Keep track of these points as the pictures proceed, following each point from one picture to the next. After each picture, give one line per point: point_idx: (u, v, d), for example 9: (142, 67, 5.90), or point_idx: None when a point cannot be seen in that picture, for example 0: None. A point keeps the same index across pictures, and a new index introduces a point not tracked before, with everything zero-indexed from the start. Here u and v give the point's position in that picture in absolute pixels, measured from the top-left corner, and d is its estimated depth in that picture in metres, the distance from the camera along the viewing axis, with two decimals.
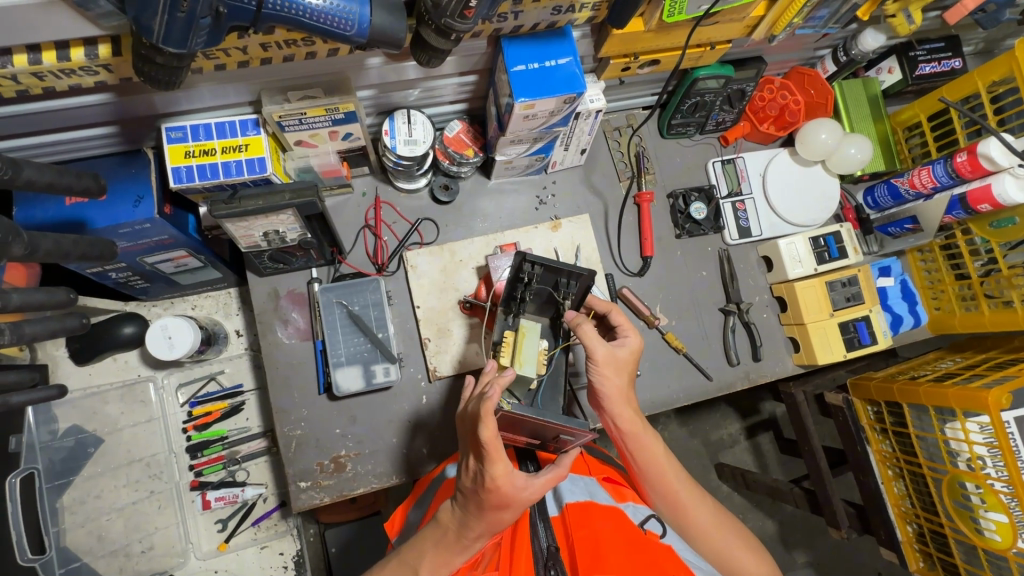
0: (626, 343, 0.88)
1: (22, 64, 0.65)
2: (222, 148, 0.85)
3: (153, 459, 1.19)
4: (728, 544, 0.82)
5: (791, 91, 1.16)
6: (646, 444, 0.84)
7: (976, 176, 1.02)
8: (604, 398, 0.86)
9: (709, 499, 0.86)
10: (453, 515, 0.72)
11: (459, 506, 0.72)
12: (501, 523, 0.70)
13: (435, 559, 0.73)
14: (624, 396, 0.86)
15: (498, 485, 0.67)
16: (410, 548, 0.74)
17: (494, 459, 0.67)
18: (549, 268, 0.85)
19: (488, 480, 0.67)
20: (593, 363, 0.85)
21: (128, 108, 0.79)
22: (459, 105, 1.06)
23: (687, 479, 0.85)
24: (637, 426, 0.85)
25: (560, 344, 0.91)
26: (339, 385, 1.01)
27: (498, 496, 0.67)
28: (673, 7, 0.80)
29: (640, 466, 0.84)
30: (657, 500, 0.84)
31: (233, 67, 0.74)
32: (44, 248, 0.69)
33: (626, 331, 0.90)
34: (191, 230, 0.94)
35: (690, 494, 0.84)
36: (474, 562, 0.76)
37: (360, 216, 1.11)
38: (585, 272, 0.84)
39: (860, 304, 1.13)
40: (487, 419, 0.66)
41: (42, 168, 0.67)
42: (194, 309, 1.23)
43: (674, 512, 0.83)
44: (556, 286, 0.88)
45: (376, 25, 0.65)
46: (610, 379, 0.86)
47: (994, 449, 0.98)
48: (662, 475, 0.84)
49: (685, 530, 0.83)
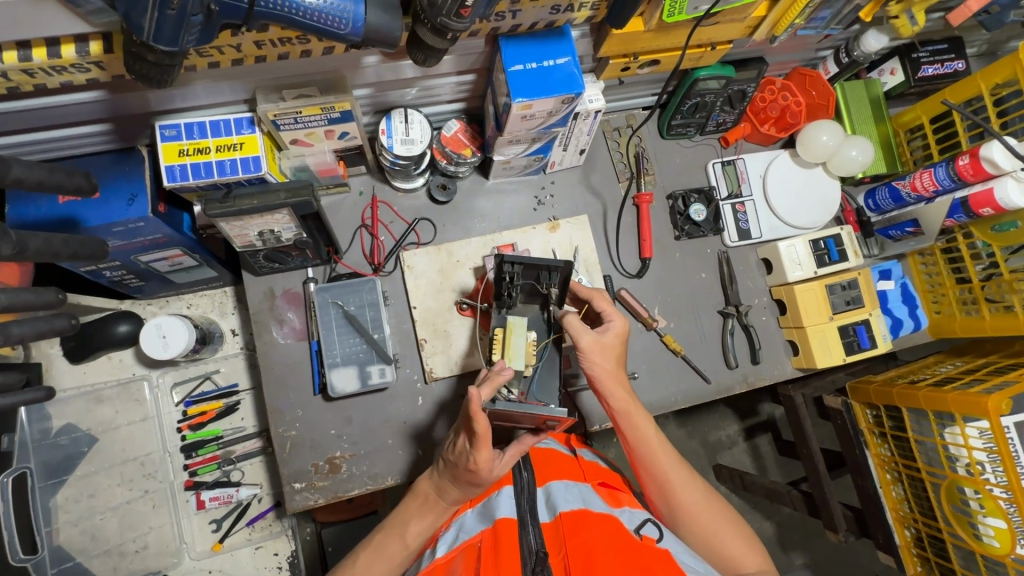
0: (610, 328, 0.91)
1: (12, 61, 0.64)
2: (217, 147, 0.84)
3: (148, 458, 1.19)
4: (717, 529, 0.81)
5: (793, 91, 1.15)
6: (638, 424, 0.88)
7: (978, 180, 1.01)
8: (598, 382, 0.90)
9: (701, 482, 0.86)
10: (432, 483, 0.85)
11: (442, 474, 0.84)
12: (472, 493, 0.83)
13: (420, 524, 0.82)
14: (613, 379, 0.89)
15: (478, 467, 0.78)
16: (399, 517, 0.84)
17: (480, 446, 0.77)
18: (529, 265, 0.85)
19: (471, 461, 0.78)
20: (580, 352, 0.89)
21: (120, 105, 0.78)
22: (457, 105, 1.05)
23: (678, 461, 0.86)
24: (631, 407, 0.89)
25: (550, 336, 0.89)
26: (334, 386, 1.00)
27: (478, 474, 0.79)
28: (673, 8, 0.79)
29: (632, 444, 0.87)
30: (649, 480, 0.85)
31: (227, 64, 0.74)
32: (33, 248, 0.68)
33: (610, 316, 0.92)
34: (185, 229, 0.93)
35: (680, 476, 0.84)
36: (447, 562, 0.71)
37: (356, 215, 1.10)
38: (561, 263, 0.84)
39: (860, 308, 1.12)
40: (478, 414, 0.76)
41: (32, 166, 0.66)
42: (189, 308, 1.22)
43: (663, 493, 0.84)
44: (538, 280, 0.87)
45: (371, 23, 0.64)
46: (598, 362, 0.89)
47: (993, 455, 0.97)
48: (652, 455, 0.86)
49: (673, 510, 0.83)
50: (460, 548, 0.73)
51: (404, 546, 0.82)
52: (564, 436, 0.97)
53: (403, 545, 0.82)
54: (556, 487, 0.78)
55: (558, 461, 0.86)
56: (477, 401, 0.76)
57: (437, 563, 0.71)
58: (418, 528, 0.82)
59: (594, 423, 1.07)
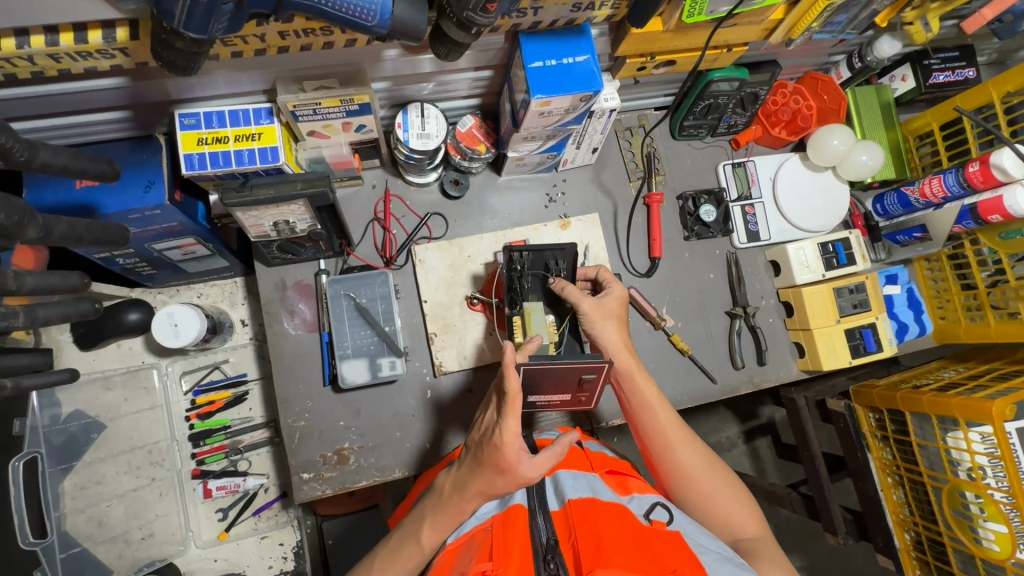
0: (611, 292, 0.94)
1: (39, 45, 0.64)
2: (235, 136, 0.84)
3: (155, 446, 1.19)
4: (716, 492, 0.81)
5: (804, 96, 1.17)
6: (639, 385, 0.88)
7: (988, 187, 1.01)
8: (601, 345, 0.91)
9: (701, 445, 0.86)
10: (450, 478, 0.79)
11: (462, 467, 0.78)
12: (495, 488, 0.75)
13: (431, 530, 0.78)
14: (618, 341, 0.91)
15: (503, 444, 0.72)
16: (411, 521, 0.81)
17: (510, 415, 0.73)
18: (535, 253, 0.93)
19: (498, 435, 0.73)
20: (583, 316, 0.91)
21: (141, 93, 0.78)
22: (472, 101, 1.06)
23: (680, 424, 0.86)
24: (633, 369, 0.90)
25: (566, 318, 0.96)
26: (344, 378, 1.01)
27: (501, 457, 0.72)
28: (693, 7, 0.79)
29: (633, 405, 0.88)
30: (648, 441, 0.86)
31: (250, 55, 0.74)
32: (58, 232, 0.69)
33: (609, 283, 0.96)
34: (199, 218, 0.94)
35: (680, 438, 0.85)
36: (458, 547, 0.72)
37: (369, 208, 1.11)
38: (567, 245, 0.92)
39: (867, 312, 1.13)
40: (509, 371, 0.73)
41: (57, 150, 0.67)
42: (199, 297, 1.23)
43: (663, 455, 0.84)
44: (547, 268, 0.95)
45: (398, 16, 0.65)
46: (601, 323, 0.91)
47: (996, 460, 0.98)
48: (653, 417, 0.86)
49: (672, 471, 0.83)
50: (471, 533, 0.73)
51: (419, 548, 0.78)
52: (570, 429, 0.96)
53: (417, 547, 0.78)
54: (564, 476, 0.78)
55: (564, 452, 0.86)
56: (510, 358, 0.74)
57: (449, 549, 0.73)
58: (433, 529, 0.78)
59: (602, 421, 1.07)
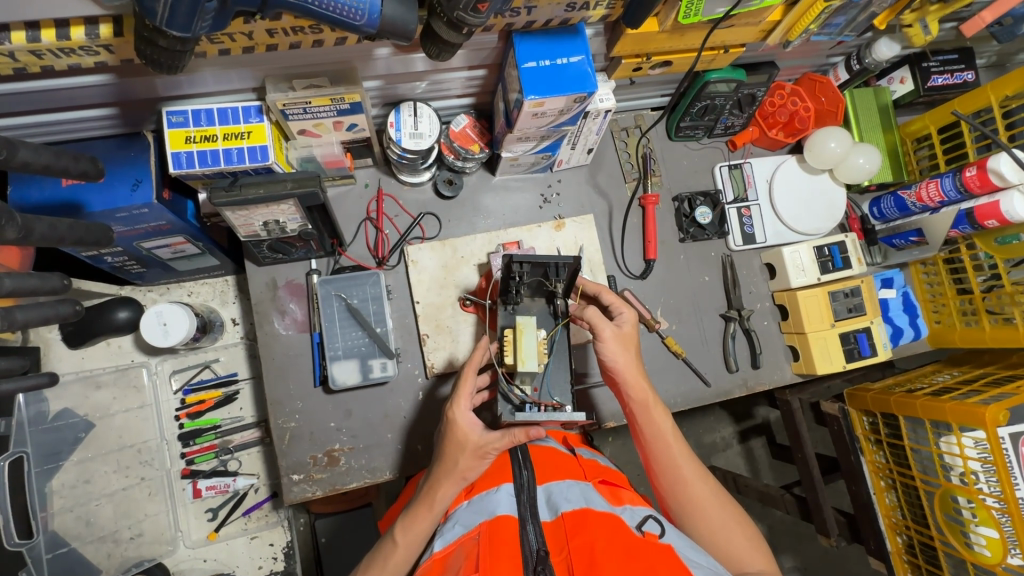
0: (624, 319, 0.92)
1: (19, 41, 0.63)
2: (224, 135, 0.83)
3: (145, 445, 1.18)
4: (725, 526, 0.81)
5: (802, 97, 1.15)
6: (656, 418, 0.88)
7: (985, 192, 1.00)
8: (621, 374, 0.90)
9: (713, 479, 0.85)
10: (425, 484, 0.83)
11: (434, 467, 0.83)
12: (456, 468, 0.80)
13: (406, 523, 0.81)
14: (635, 371, 0.90)
15: (451, 416, 0.83)
16: (399, 518, 0.84)
17: (460, 390, 0.85)
18: (536, 263, 0.83)
19: (448, 409, 0.84)
20: (601, 344, 0.90)
21: (126, 90, 0.77)
22: (466, 100, 1.05)
23: (694, 458, 0.86)
24: (650, 402, 0.89)
25: (559, 322, 0.86)
26: (335, 379, 1.00)
27: (455, 426, 0.82)
28: (689, 9, 0.78)
29: (647, 437, 0.87)
30: (660, 474, 0.85)
31: (238, 52, 0.73)
32: (37, 232, 0.68)
33: (620, 307, 0.93)
34: (188, 217, 0.93)
35: (694, 473, 0.84)
36: (445, 555, 0.69)
37: (361, 207, 1.10)
38: (569, 259, 0.82)
39: (861, 315, 1.13)
40: (470, 363, 0.87)
41: (38, 150, 0.65)
42: (189, 296, 1.23)
43: (675, 488, 0.83)
44: (546, 275, 0.85)
45: (386, 16, 0.64)
46: (621, 353, 0.90)
47: (988, 465, 0.97)
48: (667, 451, 0.86)
49: (684, 506, 0.82)
50: (459, 542, 0.70)
51: (394, 546, 0.80)
52: (563, 437, 0.96)
53: (393, 547, 0.81)
54: (556, 486, 0.76)
55: (558, 460, 0.84)
56: (482, 350, 0.88)
57: (437, 557, 0.70)
58: (406, 529, 0.81)
59: (608, 420, 1.09)
